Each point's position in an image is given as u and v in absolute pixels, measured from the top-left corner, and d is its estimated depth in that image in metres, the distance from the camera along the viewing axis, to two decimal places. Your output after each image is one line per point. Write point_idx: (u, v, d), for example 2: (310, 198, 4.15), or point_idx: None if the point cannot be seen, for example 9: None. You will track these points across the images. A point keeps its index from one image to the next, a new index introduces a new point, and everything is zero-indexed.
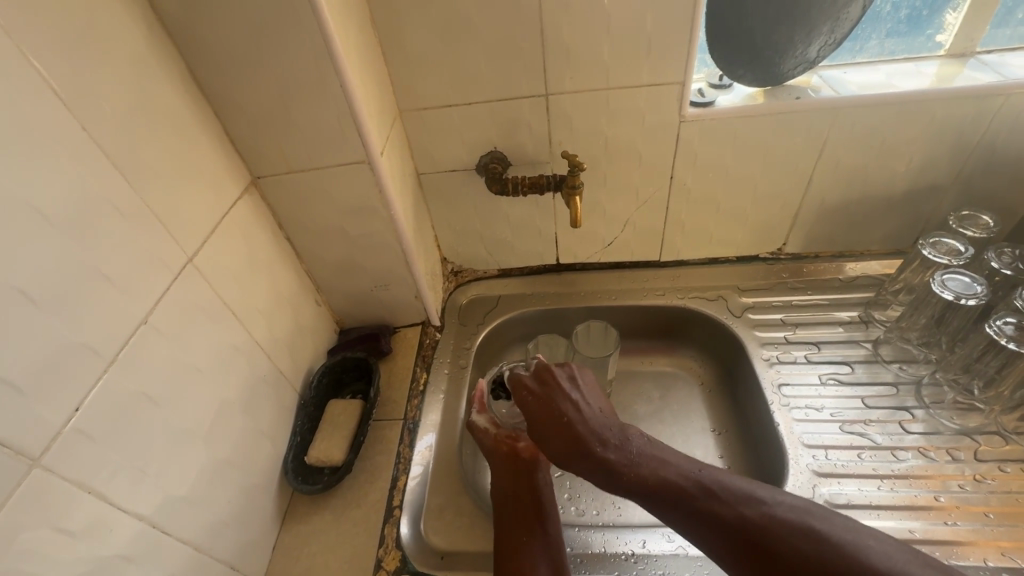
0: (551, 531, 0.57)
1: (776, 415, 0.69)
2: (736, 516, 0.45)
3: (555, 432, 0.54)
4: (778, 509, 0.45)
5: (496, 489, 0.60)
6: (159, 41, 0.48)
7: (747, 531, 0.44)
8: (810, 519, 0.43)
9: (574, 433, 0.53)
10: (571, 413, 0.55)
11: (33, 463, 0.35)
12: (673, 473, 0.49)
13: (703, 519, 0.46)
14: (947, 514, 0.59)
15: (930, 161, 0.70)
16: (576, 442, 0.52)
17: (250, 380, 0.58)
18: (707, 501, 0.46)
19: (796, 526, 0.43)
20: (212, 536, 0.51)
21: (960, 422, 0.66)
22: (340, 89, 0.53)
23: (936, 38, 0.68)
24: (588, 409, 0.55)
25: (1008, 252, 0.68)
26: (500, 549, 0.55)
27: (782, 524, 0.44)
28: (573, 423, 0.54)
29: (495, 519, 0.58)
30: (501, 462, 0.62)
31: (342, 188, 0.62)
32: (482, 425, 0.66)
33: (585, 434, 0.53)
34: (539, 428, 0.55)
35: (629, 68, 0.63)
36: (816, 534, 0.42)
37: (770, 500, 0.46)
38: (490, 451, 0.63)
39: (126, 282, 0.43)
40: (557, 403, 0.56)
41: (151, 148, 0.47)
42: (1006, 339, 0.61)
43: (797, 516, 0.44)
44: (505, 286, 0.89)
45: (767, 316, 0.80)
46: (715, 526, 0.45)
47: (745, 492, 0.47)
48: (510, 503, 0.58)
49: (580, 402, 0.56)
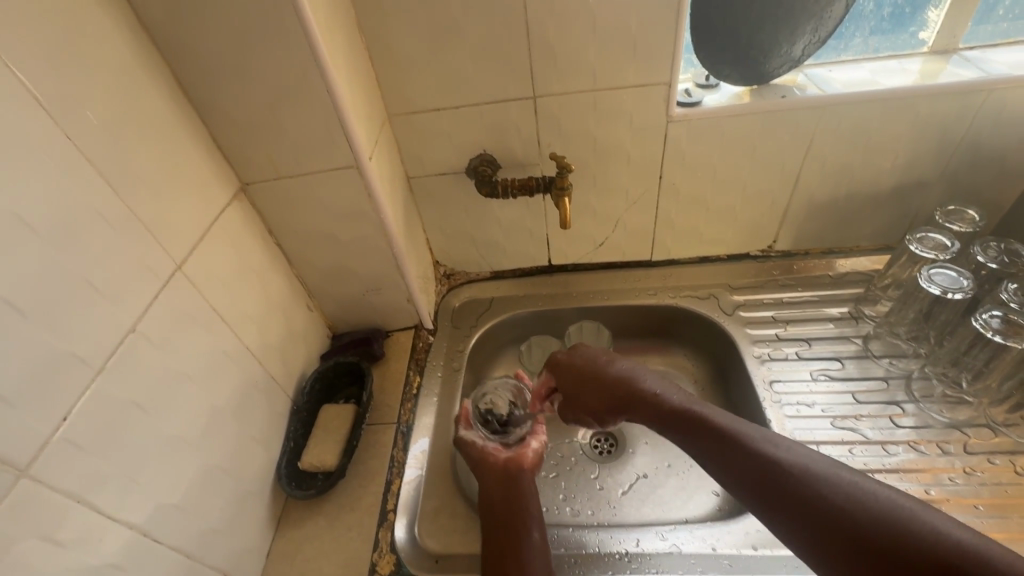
0: (536, 534, 0.57)
1: (768, 410, 0.70)
2: (786, 486, 0.42)
3: (597, 381, 0.63)
4: (839, 476, 0.41)
5: (484, 500, 0.60)
6: (144, 49, 0.48)
7: (785, 486, 0.43)
8: (878, 498, 0.39)
9: (616, 380, 0.62)
10: (617, 365, 0.64)
11: (21, 473, 0.35)
12: (718, 423, 0.51)
13: (750, 473, 0.45)
14: (938, 507, 0.59)
15: (916, 157, 0.71)
16: (619, 389, 0.61)
17: (242, 386, 0.58)
18: (749, 464, 0.45)
19: (862, 503, 0.39)
20: (205, 543, 0.51)
21: (949, 415, 0.67)
22: (327, 94, 0.53)
23: (919, 35, 0.69)
24: (631, 370, 0.62)
25: (994, 246, 0.68)
26: (491, 558, 0.54)
27: (833, 494, 0.40)
28: (602, 378, 0.63)
29: (487, 527, 0.58)
30: (487, 471, 0.62)
31: (332, 194, 0.62)
32: (473, 439, 0.66)
33: (628, 382, 0.60)
34: (580, 388, 0.65)
35: (616, 69, 0.64)
36: (880, 506, 0.38)
37: (830, 472, 0.42)
38: (476, 464, 0.64)
39: (113, 290, 0.44)
40: (596, 365, 0.65)
41: (139, 156, 0.47)
42: (992, 332, 0.62)
43: (863, 491, 0.39)
44: (497, 288, 0.89)
45: (757, 313, 0.81)
46: (757, 483, 0.44)
47: (802, 455, 0.44)
48: (497, 513, 0.58)
49: (622, 366, 0.63)
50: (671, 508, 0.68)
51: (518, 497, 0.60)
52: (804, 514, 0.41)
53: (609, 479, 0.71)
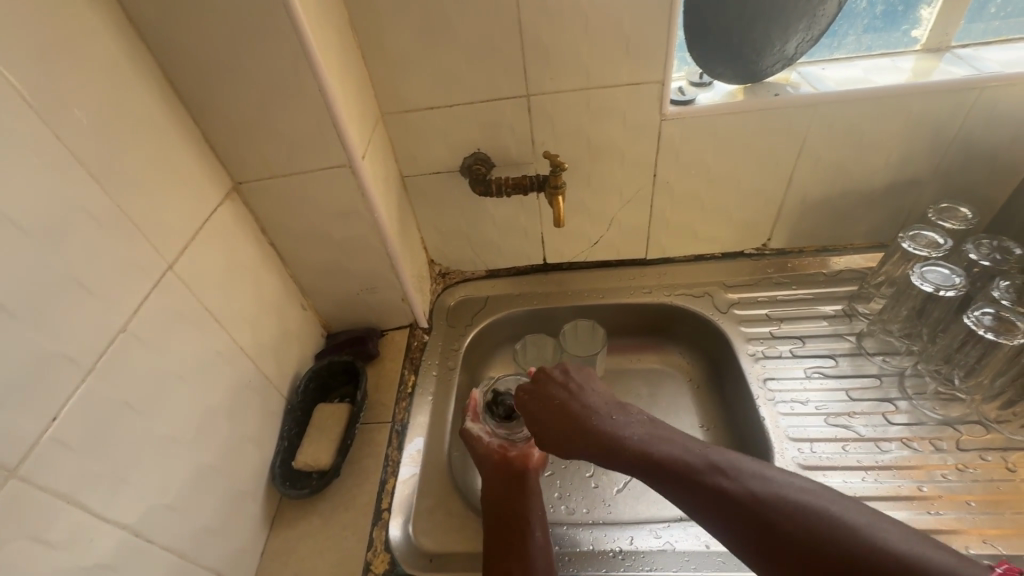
0: (538, 533, 0.57)
1: (762, 408, 0.70)
2: (755, 512, 0.44)
3: (557, 413, 0.60)
4: (796, 497, 0.43)
5: (489, 494, 0.61)
6: (134, 48, 0.48)
7: (742, 510, 0.44)
8: (835, 518, 0.41)
9: (574, 411, 0.59)
10: (575, 397, 0.61)
11: (10, 474, 0.35)
12: (678, 451, 0.50)
13: (716, 501, 0.46)
14: (931, 504, 0.59)
15: (909, 156, 0.71)
16: (576, 423, 0.58)
17: (235, 386, 0.58)
18: (715, 489, 0.46)
19: (820, 524, 0.41)
20: (197, 543, 0.51)
21: (942, 412, 0.67)
22: (319, 93, 0.53)
23: (912, 33, 0.69)
24: (586, 394, 0.61)
25: (986, 244, 0.69)
26: (494, 553, 0.55)
27: (804, 514, 0.42)
28: (563, 405, 0.61)
29: (491, 521, 0.58)
30: (495, 466, 0.63)
31: (325, 193, 0.62)
32: (478, 435, 0.67)
33: (583, 414, 0.58)
34: (537, 417, 0.62)
35: (609, 68, 0.64)
36: (845, 529, 0.40)
37: (796, 493, 0.44)
38: (483, 459, 0.65)
39: (104, 290, 0.43)
40: (551, 390, 0.63)
41: (129, 156, 0.47)
42: (983, 330, 0.62)
43: (820, 511, 0.42)
44: (492, 287, 0.89)
45: (752, 311, 0.81)
46: (713, 509, 0.46)
47: (754, 476, 0.46)
48: (501, 507, 0.59)
49: (579, 391, 0.62)
50: (666, 506, 0.68)
51: (523, 495, 0.60)
52: (764, 538, 0.43)
53: (604, 477, 0.71)
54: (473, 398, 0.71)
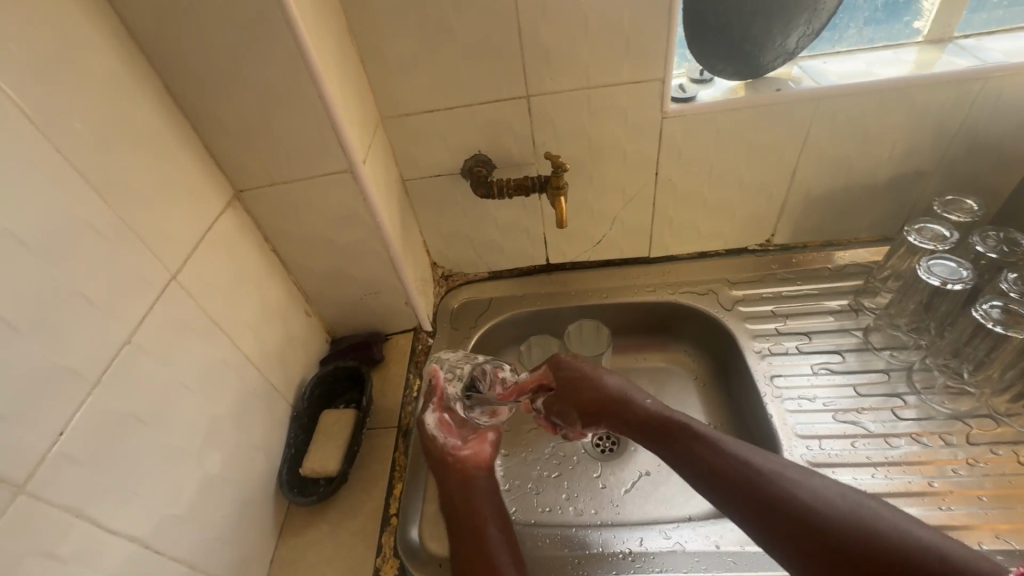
0: (495, 529, 0.57)
1: (769, 406, 0.69)
2: (774, 494, 0.47)
3: (582, 395, 0.63)
4: (814, 485, 0.47)
5: (445, 500, 0.60)
6: (132, 58, 0.47)
7: (767, 494, 0.47)
8: (849, 502, 0.44)
9: (609, 396, 0.62)
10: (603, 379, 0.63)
11: (18, 489, 0.35)
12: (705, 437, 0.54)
13: (733, 480, 0.49)
14: (942, 500, 0.59)
15: (913, 148, 0.71)
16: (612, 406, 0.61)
17: (240, 394, 0.58)
18: (737, 472, 0.50)
19: (836, 507, 0.44)
20: (206, 554, 0.51)
21: (951, 406, 0.67)
22: (319, 98, 0.53)
23: (914, 25, 0.69)
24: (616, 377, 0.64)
25: (993, 236, 0.68)
26: (458, 560, 0.55)
27: (823, 499, 0.45)
28: (596, 387, 0.63)
29: (450, 529, 0.58)
30: (446, 472, 0.62)
31: (327, 199, 0.62)
32: (429, 428, 0.64)
33: (615, 397, 0.61)
34: (572, 393, 0.64)
35: (608, 67, 0.63)
36: (857, 512, 0.43)
37: (813, 481, 0.47)
38: (434, 460, 0.63)
39: (107, 304, 0.43)
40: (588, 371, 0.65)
41: (130, 167, 0.46)
42: (992, 323, 0.62)
43: (836, 497, 0.45)
44: (495, 288, 0.88)
45: (758, 307, 0.80)
46: (737, 491, 0.49)
47: (780, 466, 0.49)
48: (461, 513, 0.58)
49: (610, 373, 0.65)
50: (674, 505, 0.68)
51: (477, 497, 0.60)
52: (783, 520, 0.45)
53: (612, 477, 0.71)
54: (434, 376, 0.67)
